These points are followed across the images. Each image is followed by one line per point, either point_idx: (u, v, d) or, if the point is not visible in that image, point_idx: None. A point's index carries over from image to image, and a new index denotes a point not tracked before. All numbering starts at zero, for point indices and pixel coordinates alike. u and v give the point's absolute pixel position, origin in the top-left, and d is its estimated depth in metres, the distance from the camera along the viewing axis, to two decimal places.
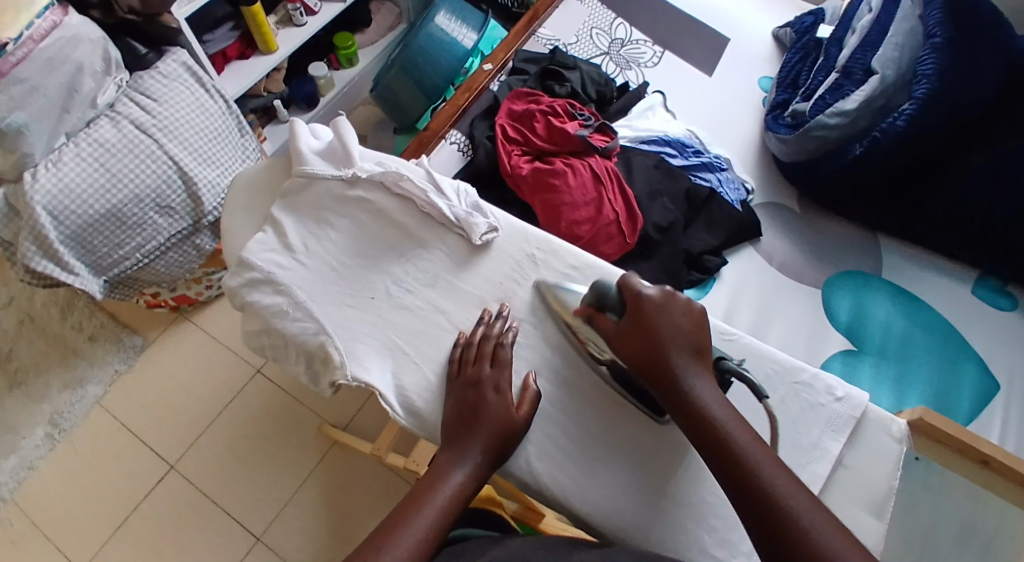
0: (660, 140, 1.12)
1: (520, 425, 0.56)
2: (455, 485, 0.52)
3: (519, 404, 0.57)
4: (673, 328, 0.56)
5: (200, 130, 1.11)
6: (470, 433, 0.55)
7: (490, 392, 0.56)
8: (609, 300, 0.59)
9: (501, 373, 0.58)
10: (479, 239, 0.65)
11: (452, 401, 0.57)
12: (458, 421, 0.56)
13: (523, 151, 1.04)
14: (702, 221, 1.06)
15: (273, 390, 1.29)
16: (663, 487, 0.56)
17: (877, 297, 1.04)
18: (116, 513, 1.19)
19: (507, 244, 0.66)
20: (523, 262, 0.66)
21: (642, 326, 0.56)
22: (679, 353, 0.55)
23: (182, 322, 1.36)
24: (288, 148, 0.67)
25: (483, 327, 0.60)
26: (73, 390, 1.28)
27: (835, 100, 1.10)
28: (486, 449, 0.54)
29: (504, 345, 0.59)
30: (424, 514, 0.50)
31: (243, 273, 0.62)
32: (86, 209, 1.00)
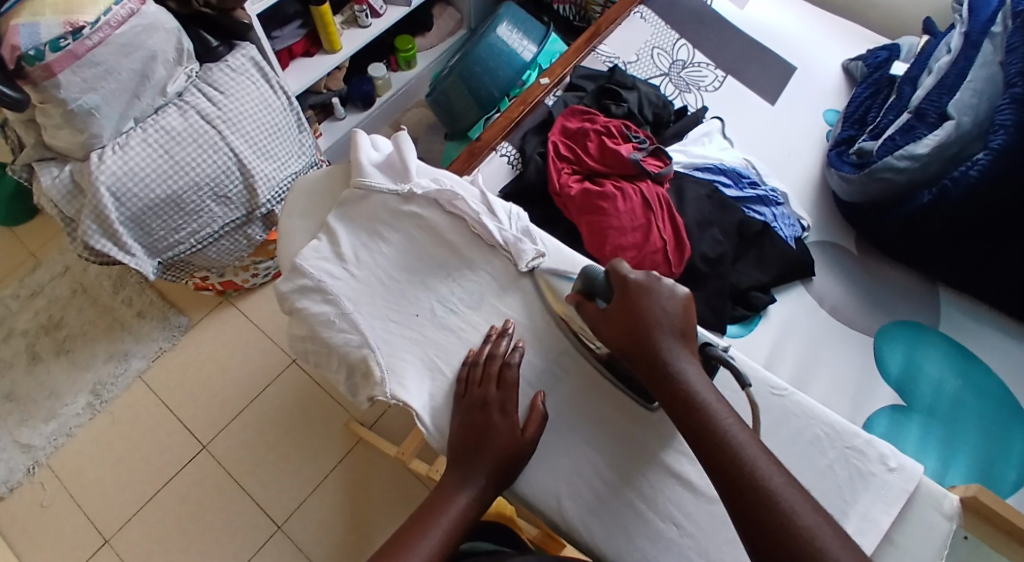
0: (716, 169, 1.09)
1: (527, 444, 0.55)
2: (461, 507, 0.52)
3: (526, 425, 0.56)
4: (657, 309, 0.55)
5: (263, 124, 1.13)
6: (474, 454, 0.54)
7: (496, 413, 0.56)
8: (597, 285, 0.59)
9: (509, 396, 0.57)
10: (525, 266, 0.64)
11: (460, 419, 0.57)
12: (464, 441, 0.55)
13: (574, 170, 1.03)
14: (752, 256, 1.04)
15: (307, 381, 1.31)
16: (695, 539, 0.54)
17: (930, 351, 1.01)
18: (145, 487, 1.22)
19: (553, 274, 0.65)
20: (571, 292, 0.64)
21: (626, 308, 0.55)
22: (664, 336, 0.54)
23: (226, 306, 1.39)
24: (349, 159, 0.68)
25: (490, 345, 0.60)
26: (117, 362, 1.33)
27: (905, 141, 1.06)
28: (491, 473, 0.53)
29: (510, 364, 0.58)
30: (432, 537, 0.50)
31: (295, 279, 0.62)
32: (146, 192, 1.03)
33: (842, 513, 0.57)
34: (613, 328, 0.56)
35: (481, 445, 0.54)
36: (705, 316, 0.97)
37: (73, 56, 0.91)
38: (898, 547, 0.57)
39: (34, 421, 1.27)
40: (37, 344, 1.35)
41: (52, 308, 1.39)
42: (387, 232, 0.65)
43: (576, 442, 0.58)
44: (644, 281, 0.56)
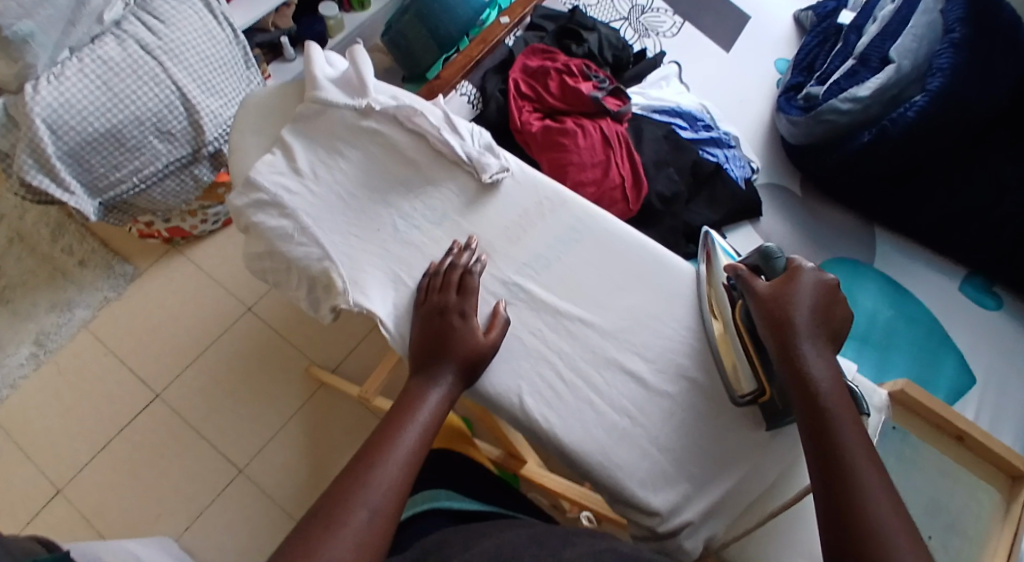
0: (672, 111, 1.12)
1: (489, 348, 0.57)
2: (433, 403, 0.53)
3: (488, 329, 0.58)
4: (813, 298, 0.56)
5: (207, 58, 1.09)
6: (440, 356, 0.55)
7: (456, 317, 0.57)
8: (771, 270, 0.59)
9: (468, 302, 0.58)
10: (489, 178, 0.65)
11: (420, 328, 0.57)
12: (427, 345, 0.56)
13: (534, 108, 1.04)
14: (705, 195, 1.07)
15: (264, 329, 1.29)
16: (647, 430, 0.58)
17: (867, 285, 1.08)
18: (97, 438, 1.19)
19: (516, 188, 0.66)
20: (531, 208, 0.65)
21: (786, 287, 0.57)
22: (812, 321, 0.55)
23: (174, 254, 1.35)
24: (303, 74, 0.66)
25: (452, 257, 0.61)
26: (61, 311, 1.28)
27: (849, 86, 1.10)
28: (457, 371, 0.55)
29: (471, 273, 0.60)
30: (406, 431, 0.51)
31: (250, 193, 0.62)
32: (85, 126, 0.99)
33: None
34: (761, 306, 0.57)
35: (445, 346, 0.55)
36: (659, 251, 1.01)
37: None
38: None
39: None
40: None
41: None
42: (347, 148, 0.65)
43: (537, 346, 0.60)
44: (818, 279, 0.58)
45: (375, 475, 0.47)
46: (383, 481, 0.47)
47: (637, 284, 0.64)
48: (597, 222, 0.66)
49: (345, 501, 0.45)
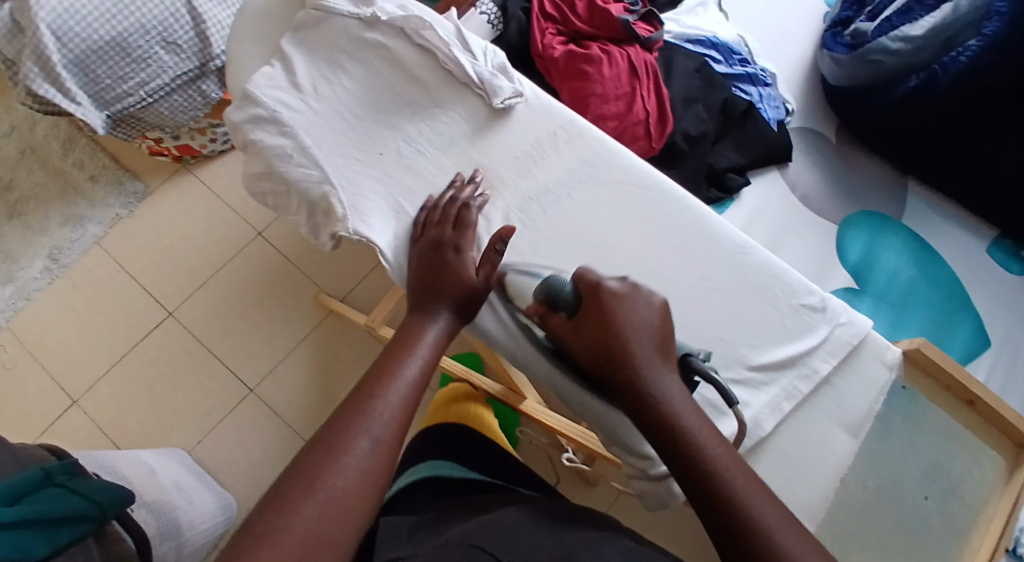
0: (707, 42, 1.04)
1: (485, 283, 0.54)
2: (433, 338, 0.51)
3: (479, 266, 0.55)
4: (634, 319, 0.51)
5: None
6: (439, 290, 0.53)
7: (451, 253, 0.55)
8: (562, 297, 0.53)
9: (465, 235, 0.55)
10: (501, 104, 0.60)
11: (417, 260, 0.55)
12: (426, 278, 0.54)
13: (558, 31, 0.97)
14: (733, 136, 1.02)
15: (274, 253, 1.28)
16: None
17: (890, 242, 1.03)
18: (110, 353, 1.21)
19: (529, 113, 0.62)
20: (545, 138, 0.62)
21: (601, 319, 0.51)
22: (642, 348, 0.50)
23: (184, 173, 1.33)
24: None
25: (454, 190, 0.58)
26: (73, 226, 1.28)
27: (902, 23, 1.01)
28: (453, 307, 0.53)
29: (470, 207, 0.57)
30: (408, 367, 0.49)
31: (247, 108, 0.59)
32: (89, 33, 0.96)
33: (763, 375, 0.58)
34: (581, 330, 0.52)
35: (444, 281, 0.53)
36: None
37: None
38: (837, 392, 0.58)
39: None
40: None
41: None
42: (350, 65, 0.61)
43: None
44: (620, 290, 0.52)
45: (378, 405, 0.46)
46: (386, 411, 0.46)
47: (649, 227, 0.60)
48: (614, 155, 0.62)
49: (331, 433, 0.44)
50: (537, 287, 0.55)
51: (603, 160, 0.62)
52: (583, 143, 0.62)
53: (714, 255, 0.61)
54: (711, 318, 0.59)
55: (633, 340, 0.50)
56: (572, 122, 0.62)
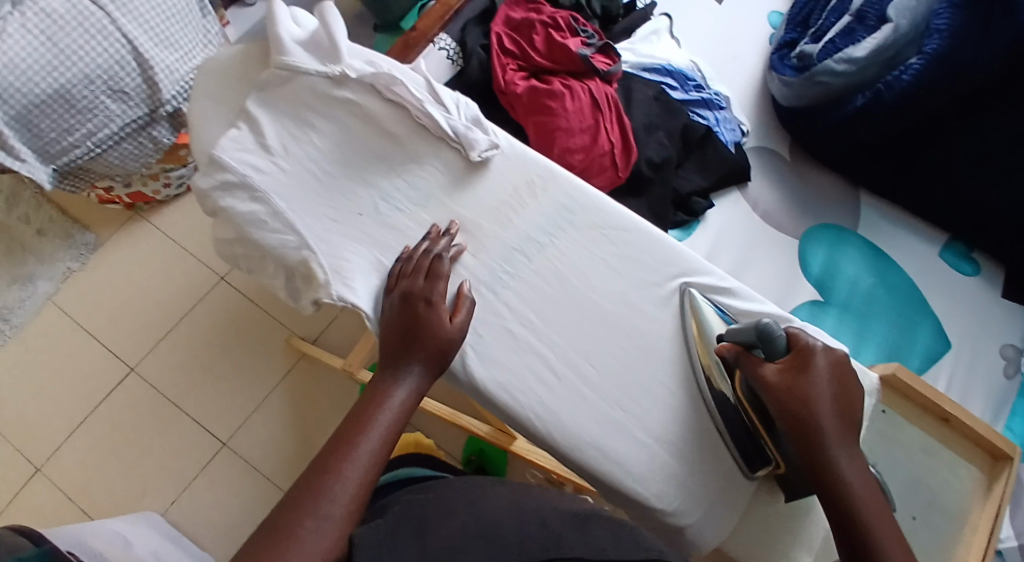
0: (663, 70, 1.06)
1: (457, 333, 0.54)
2: (400, 401, 0.50)
3: (454, 314, 0.55)
4: (833, 390, 0.52)
5: (163, 9, 0.99)
6: (410, 350, 0.52)
7: (422, 304, 0.54)
8: (774, 350, 0.54)
9: (435, 287, 0.55)
10: (478, 157, 0.61)
11: (389, 315, 0.54)
12: (398, 338, 0.53)
13: (519, 66, 0.98)
14: (695, 161, 1.05)
15: (239, 298, 1.26)
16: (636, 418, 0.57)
17: (848, 253, 1.07)
18: (73, 416, 1.18)
19: (505, 163, 0.62)
20: (522, 187, 0.62)
21: (805, 380, 0.52)
22: (836, 421, 0.52)
23: (137, 221, 1.29)
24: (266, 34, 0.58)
25: (428, 241, 0.57)
26: (22, 285, 1.23)
27: (845, 45, 1.04)
28: (426, 363, 0.52)
29: (442, 259, 0.56)
30: (371, 432, 0.49)
31: (215, 175, 0.56)
32: (31, 87, 0.91)
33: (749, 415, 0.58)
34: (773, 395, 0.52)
35: (414, 341, 0.52)
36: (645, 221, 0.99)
37: None
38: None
39: None
40: None
41: None
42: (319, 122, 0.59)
43: (527, 339, 0.58)
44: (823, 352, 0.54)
45: (331, 485, 0.45)
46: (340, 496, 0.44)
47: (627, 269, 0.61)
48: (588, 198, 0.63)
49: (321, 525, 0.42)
50: (748, 325, 0.55)
51: (577, 203, 0.62)
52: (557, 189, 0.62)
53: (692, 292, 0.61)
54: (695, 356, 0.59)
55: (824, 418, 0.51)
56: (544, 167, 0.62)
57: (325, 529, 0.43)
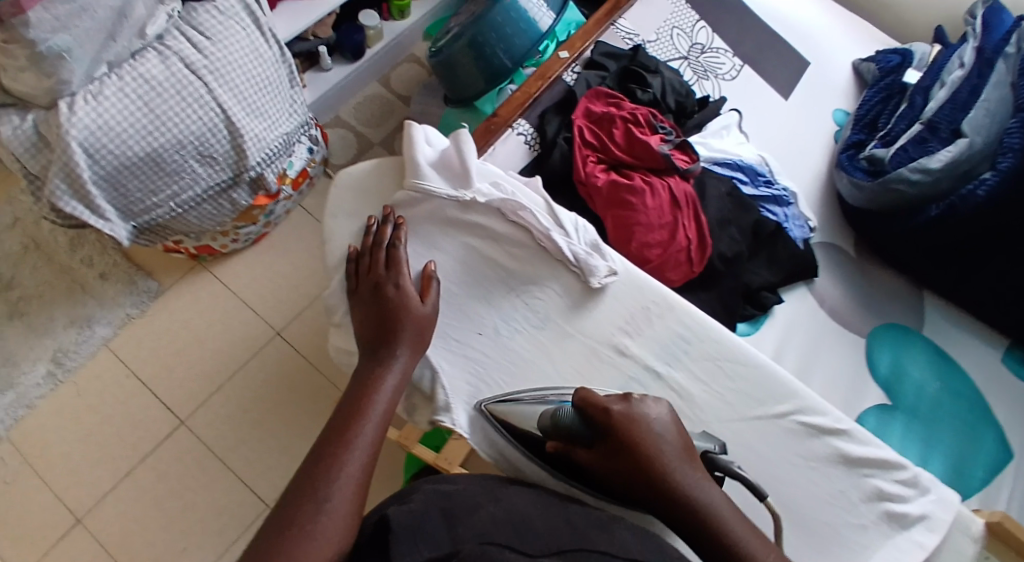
0: (734, 165, 1.08)
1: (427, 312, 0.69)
2: (391, 384, 0.64)
3: (423, 294, 0.70)
4: (658, 439, 0.57)
5: (254, 79, 1.03)
6: (392, 338, 0.67)
7: (390, 288, 0.69)
8: (574, 427, 0.60)
9: (400, 274, 0.70)
10: (598, 282, 0.73)
11: (360, 301, 0.70)
12: (378, 326, 0.67)
13: (599, 158, 1.00)
14: (764, 256, 1.05)
15: (293, 354, 1.28)
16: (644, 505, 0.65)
17: (914, 355, 1.07)
18: (119, 465, 1.17)
19: (625, 293, 0.75)
20: (639, 313, 0.74)
21: (626, 439, 0.57)
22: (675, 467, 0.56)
23: (200, 270, 1.32)
24: (409, 160, 0.76)
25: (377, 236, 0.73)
26: (80, 328, 1.25)
27: (918, 154, 1.07)
28: (406, 344, 0.67)
29: (394, 246, 0.72)
30: (369, 415, 0.61)
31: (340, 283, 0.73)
32: (124, 150, 0.93)
33: (856, 552, 0.66)
34: (606, 455, 0.58)
35: (392, 326, 0.67)
36: (715, 316, 0.99)
37: None
38: None
39: None
40: None
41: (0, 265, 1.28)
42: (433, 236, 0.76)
43: None
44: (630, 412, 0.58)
45: (334, 476, 0.55)
46: (340, 478, 0.55)
47: (744, 404, 0.70)
48: (703, 328, 0.74)
49: None
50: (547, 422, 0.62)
51: (692, 334, 0.73)
52: (673, 319, 0.74)
53: (808, 431, 0.70)
54: (814, 497, 0.68)
55: (664, 446, 0.57)
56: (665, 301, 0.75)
57: (332, 505, 0.53)
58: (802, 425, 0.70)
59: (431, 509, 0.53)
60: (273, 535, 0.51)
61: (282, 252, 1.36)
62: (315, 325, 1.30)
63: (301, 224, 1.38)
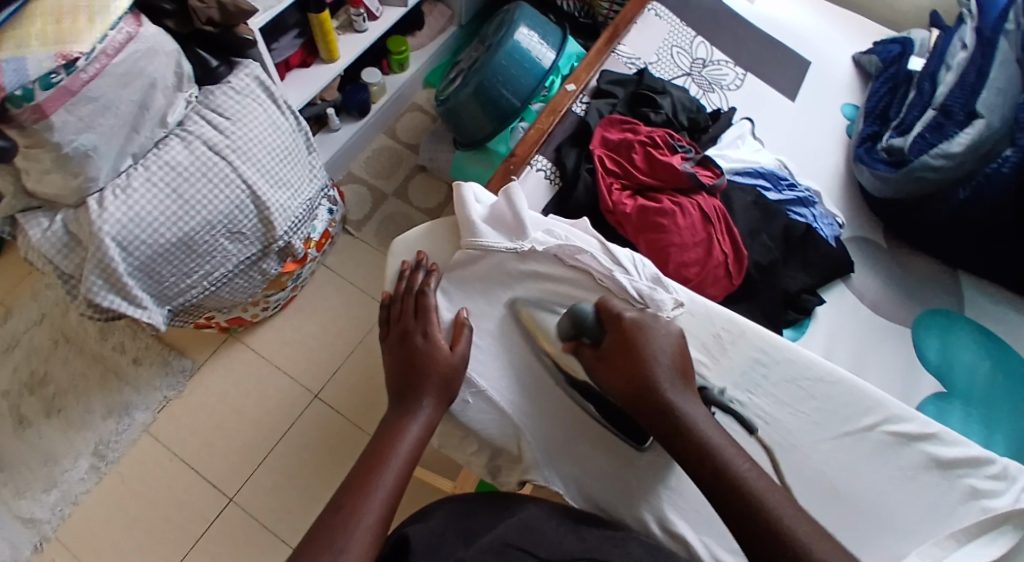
0: (754, 172, 1.08)
1: (456, 359, 0.72)
2: (415, 433, 0.66)
3: (454, 342, 0.73)
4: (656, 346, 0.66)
5: (273, 151, 1.05)
6: (420, 386, 0.69)
7: (419, 336, 0.73)
8: (588, 325, 0.70)
9: (428, 321, 0.74)
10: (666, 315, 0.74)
11: (392, 349, 0.74)
12: (407, 376, 0.70)
13: (623, 184, 1.01)
14: (798, 258, 1.03)
15: (333, 417, 1.27)
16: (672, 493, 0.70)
17: (961, 338, 1.04)
18: (172, 550, 1.15)
19: (694, 322, 0.76)
20: (712, 341, 0.75)
21: (626, 343, 0.67)
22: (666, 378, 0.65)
23: (232, 342, 1.32)
24: (462, 219, 0.79)
25: (406, 281, 0.78)
26: (119, 417, 1.23)
27: (936, 139, 1.07)
28: (434, 394, 0.69)
29: (423, 292, 0.76)
30: (394, 457, 0.64)
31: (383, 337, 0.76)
32: (156, 238, 0.94)
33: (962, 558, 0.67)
34: (604, 355, 0.68)
35: (422, 373, 0.70)
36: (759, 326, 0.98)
37: (67, 93, 0.82)
38: None
39: (31, 492, 1.17)
40: (21, 405, 1.24)
41: (32, 362, 1.28)
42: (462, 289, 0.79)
43: None
44: (638, 319, 0.68)
45: (353, 526, 0.56)
46: (360, 528, 0.56)
47: (830, 421, 0.72)
48: (776, 348, 0.75)
49: None
50: (566, 319, 0.72)
51: (766, 354, 0.75)
52: (745, 342, 0.75)
53: (899, 440, 0.71)
54: (914, 506, 0.69)
55: (655, 365, 0.65)
56: (736, 324, 0.76)
57: (347, 554, 0.54)
58: (893, 435, 0.71)
59: (441, 537, 0.57)
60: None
61: (310, 314, 1.35)
62: (351, 384, 1.30)
63: (327, 283, 1.38)
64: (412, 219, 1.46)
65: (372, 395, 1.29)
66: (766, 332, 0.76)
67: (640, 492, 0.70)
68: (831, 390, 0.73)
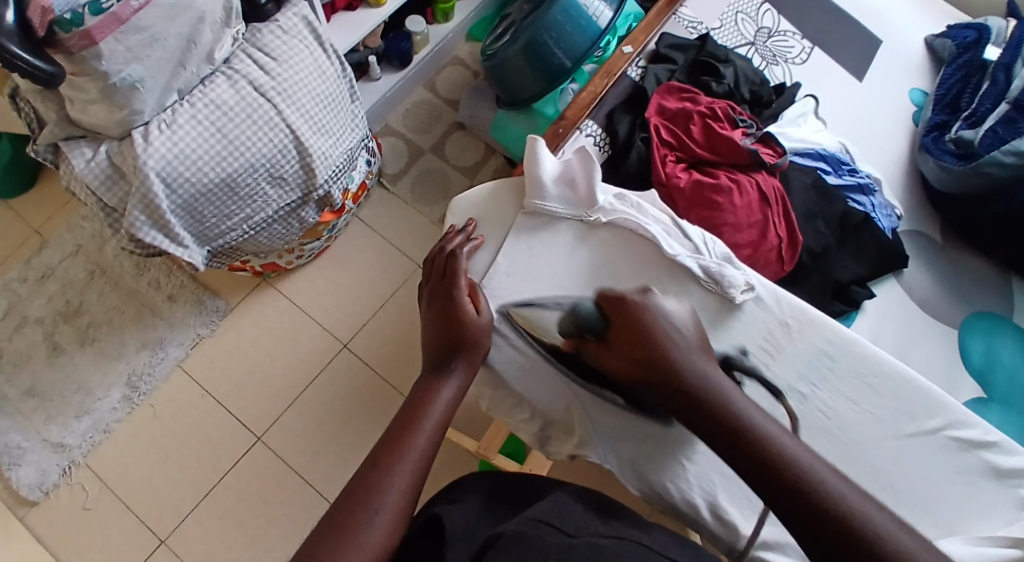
0: (816, 154, 1.03)
1: (474, 333, 0.71)
2: (447, 394, 0.66)
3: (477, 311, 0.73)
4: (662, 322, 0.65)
5: (318, 96, 1.02)
6: (454, 349, 0.70)
7: (446, 301, 0.73)
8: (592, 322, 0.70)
9: (455, 283, 0.74)
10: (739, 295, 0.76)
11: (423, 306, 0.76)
12: (440, 347, 0.70)
13: (677, 157, 0.97)
14: (852, 247, 0.99)
15: (362, 367, 1.27)
16: (727, 481, 0.69)
17: (1008, 342, 1.00)
18: (200, 484, 1.17)
19: (761, 309, 0.77)
20: (778, 329, 0.77)
21: (631, 324, 0.66)
22: (681, 349, 0.64)
23: (265, 287, 1.31)
24: (529, 181, 0.81)
25: (449, 239, 0.80)
26: (152, 350, 1.24)
27: (1008, 134, 1.02)
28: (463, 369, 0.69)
29: (459, 256, 0.77)
30: (427, 422, 0.63)
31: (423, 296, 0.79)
32: (199, 177, 0.92)
33: None
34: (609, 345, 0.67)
35: (453, 339, 0.70)
36: None
37: (116, 20, 0.79)
38: None
39: (64, 418, 1.19)
40: (56, 332, 1.25)
41: (68, 293, 1.28)
42: (501, 266, 0.79)
43: None
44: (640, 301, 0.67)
45: (384, 487, 0.56)
46: (389, 493, 0.55)
47: (894, 420, 0.73)
48: (845, 344, 0.76)
49: None
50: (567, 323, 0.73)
51: (835, 348, 0.76)
52: (815, 333, 0.76)
53: (959, 444, 0.72)
54: (966, 511, 0.70)
55: (668, 340, 0.64)
56: (804, 311, 0.78)
57: (381, 515, 0.53)
58: (955, 440, 0.72)
59: (476, 510, 0.56)
60: (323, 534, 0.52)
61: (343, 264, 1.34)
62: (381, 336, 1.29)
63: (361, 234, 1.37)
64: (447, 175, 1.43)
65: (403, 351, 1.28)
66: (834, 325, 0.77)
67: (699, 478, 0.70)
68: (896, 388, 0.74)
